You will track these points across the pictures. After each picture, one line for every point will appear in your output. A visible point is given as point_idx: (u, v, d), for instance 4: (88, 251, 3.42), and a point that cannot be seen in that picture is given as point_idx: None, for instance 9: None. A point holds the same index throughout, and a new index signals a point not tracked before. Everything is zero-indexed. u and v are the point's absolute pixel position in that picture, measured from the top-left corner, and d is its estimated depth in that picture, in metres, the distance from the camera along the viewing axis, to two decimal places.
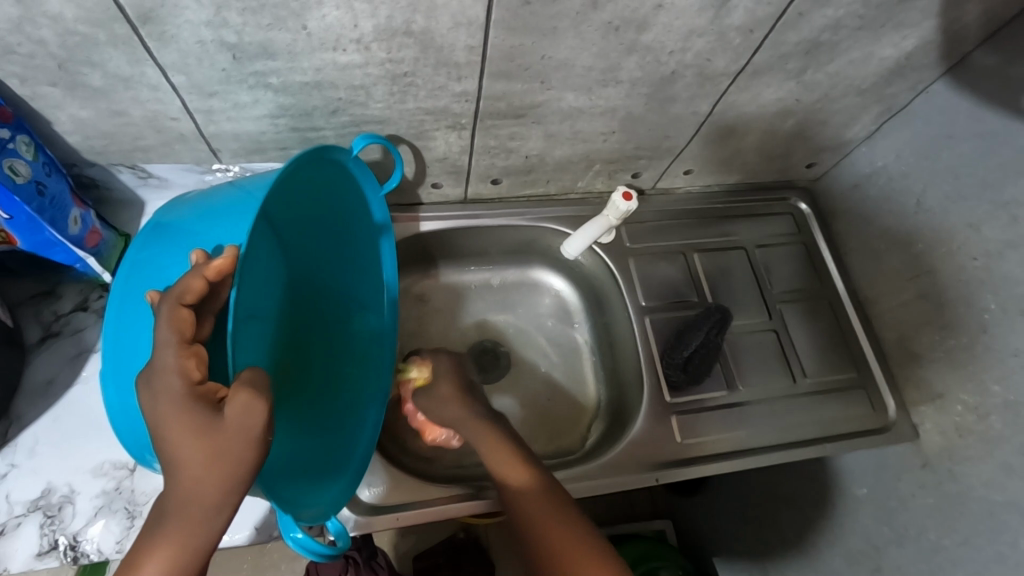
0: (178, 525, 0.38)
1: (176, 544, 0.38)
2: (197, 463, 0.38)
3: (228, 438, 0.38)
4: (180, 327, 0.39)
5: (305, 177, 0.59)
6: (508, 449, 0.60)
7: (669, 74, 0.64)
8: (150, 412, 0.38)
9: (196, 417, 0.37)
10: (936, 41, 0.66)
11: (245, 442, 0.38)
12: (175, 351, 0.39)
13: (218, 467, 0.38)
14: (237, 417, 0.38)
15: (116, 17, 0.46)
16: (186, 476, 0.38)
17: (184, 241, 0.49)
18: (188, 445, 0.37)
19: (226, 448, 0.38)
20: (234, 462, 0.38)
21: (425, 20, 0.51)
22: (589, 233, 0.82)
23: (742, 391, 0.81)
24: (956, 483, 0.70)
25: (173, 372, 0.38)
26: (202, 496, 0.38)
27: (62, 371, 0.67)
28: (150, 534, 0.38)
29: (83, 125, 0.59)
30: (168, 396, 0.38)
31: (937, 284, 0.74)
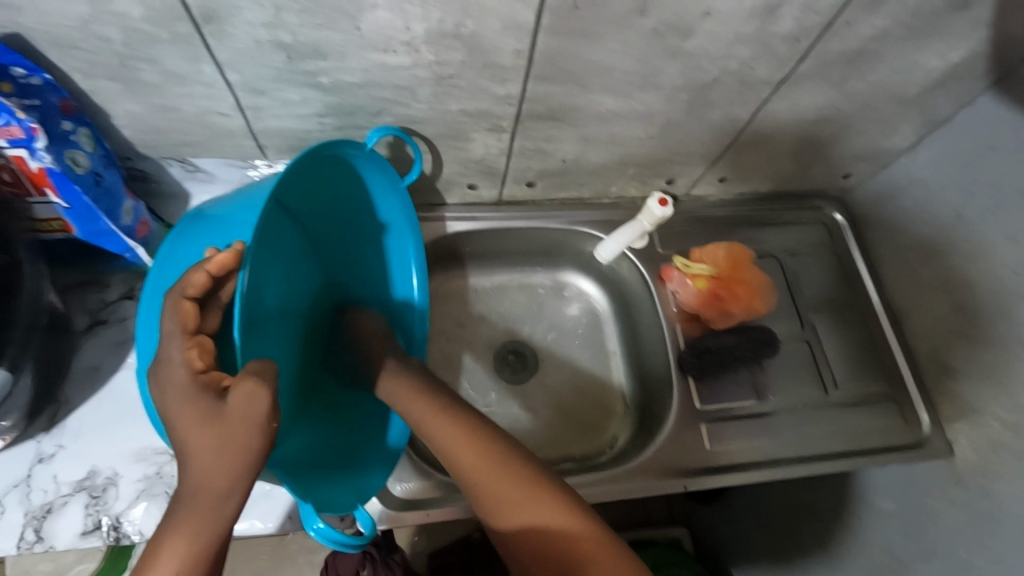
0: (186, 516, 0.38)
1: (187, 536, 0.38)
2: (205, 449, 0.38)
3: (233, 425, 0.39)
4: (182, 319, 0.41)
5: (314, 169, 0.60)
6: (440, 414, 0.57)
7: (710, 81, 0.64)
8: (159, 402, 0.41)
9: (201, 406, 0.39)
10: (982, 53, 0.66)
11: (250, 429, 0.39)
12: (180, 342, 0.41)
13: (227, 452, 0.39)
14: (239, 405, 0.39)
15: (178, 16, 0.48)
16: (199, 463, 0.39)
17: (206, 242, 0.50)
18: (195, 433, 0.39)
19: (231, 435, 0.39)
20: (241, 449, 0.39)
21: (475, 24, 0.52)
22: (624, 237, 0.82)
23: (771, 401, 0.80)
24: (989, 500, 0.70)
25: (178, 363, 0.40)
26: (212, 483, 0.39)
27: (107, 358, 0.69)
28: (161, 529, 0.38)
29: (137, 118, 0.61)
30: (174, 387, 0.40)
31: (974, 298, 0.73)
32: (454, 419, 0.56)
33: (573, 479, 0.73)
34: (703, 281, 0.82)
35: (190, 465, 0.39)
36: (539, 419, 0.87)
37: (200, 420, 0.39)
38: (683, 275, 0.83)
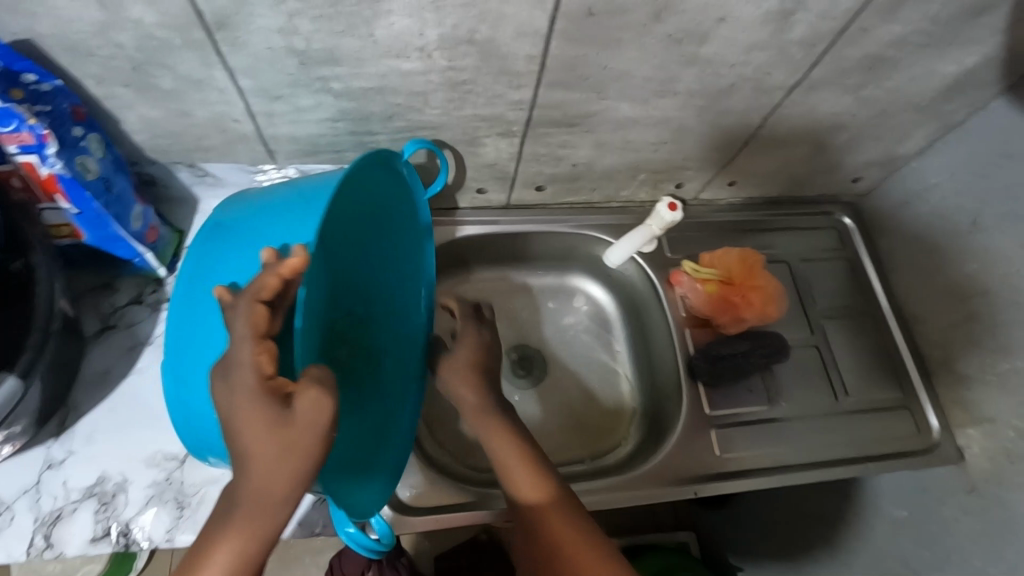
0: (245, 518, 0.39)
1: (245, 535, 0.39)
2: (267, 455, 0.38)
3: (296, 430, 0.38)
4: (256, 322, 0.39)
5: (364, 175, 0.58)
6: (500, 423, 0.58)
7: (725, 87, 0.64)
8: (223, 404, 0.39)
9: (269, 413, 0.38)
10: (1000, 59, 0.65)
11: (314, 437, 0.39)
12: (251, 346, 0.39)
13: (288, 460, 0.38)
14: (307, 411, 0.38)
15: (193, 23, 0.48)
16: (259, 470, 0.38)
17: (246, 239, 0.50)
18: (262, 438, 0.38)
19: (295, 441, 0.38)
20: (301, 456, 0.38)
21: (490, 30, 0.52)
22: (632, 241, 0.81)
23: (782, 407, 0.80)
24: (1004, 510, 0.69)
25: (248, 366, 0.38)
26: (272, 490, 0.39)
27: (117, 363, 0.68)
28: (219, 525, 0.39)
29: (149, 124, 0.60)
30: (243, 390, 0.38)
31: (990, 306, 0.73)
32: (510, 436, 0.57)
33: (582, 485, 0.72)
34: (712, 286, 0.82)
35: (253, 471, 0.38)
36: (548, 424, 0.86)
37: (269, 427, 0.38)
38: (693, 280, 0.82)
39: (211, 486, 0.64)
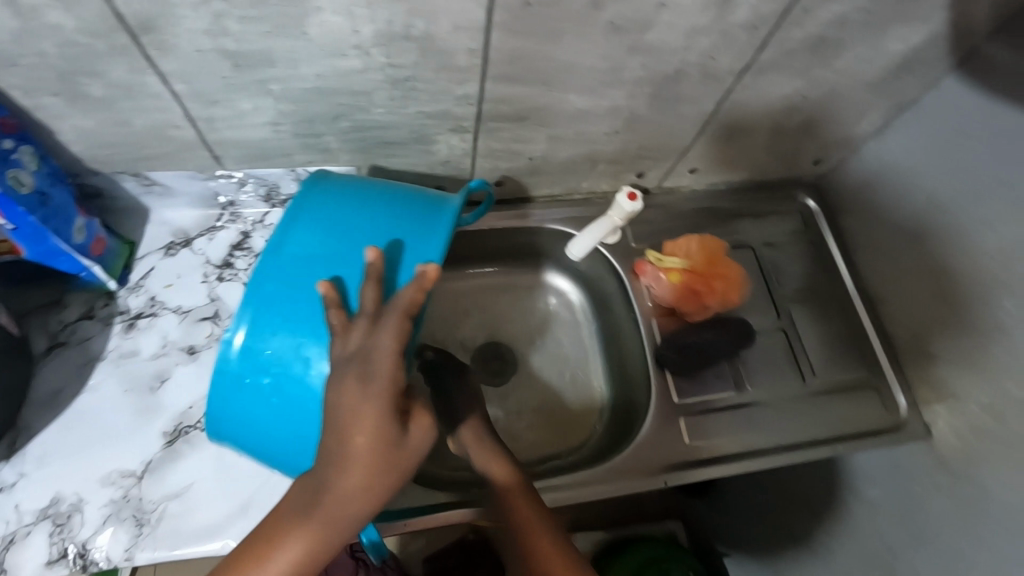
0: (321, 521, 0.44)
1: (316, 535, 0.44)
2: (368, 467, 0.44)
3: (406, 450, 0.45)
4: (402, 339, 0.45)
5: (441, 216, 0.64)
6: (502, 462, 0.66)
7: (673, 73, 0.63)
8: (347, 406, 0.44)
9: (393, 429, 0.44)
10: (944, 35, 0.65)
11: (416, 456, 0.46)
12: (394, 360, 0.45)
13: (384, 474, 0.44)
14: (417, 435, 0.46)
15: (115, 27, 0.46)
16: (357, 480, 0.44)
17: (354, 237, 0.54)
18: (376, 452, 0.44)
19: (400, 458, 0.45)
20: (398, 471, 0.45)
21: (426, 24, 0.51)
22: (595, 232, 0.81)
23: (751, 392, 0.80)
24: (971, 484, 0.70)
25: (387, 380, 0.44)
26: (356, 499, 0.44)
27: (70, 380, 0.67)
28: (294, 523, 0.44)
29: (85, 135, 0.59)
30: (377, 399, 0.44)
31: (949, 283, 0.73)
32: (511, 473, 0.64)
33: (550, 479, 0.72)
34: (676, 274, 0.81)
35: (351, 479, 0.44)
36: (522, 421, 0.86)
37: (386, 445, 0.44)
38: (657, 271, 0.82)
39: (171, 501, 0.63)
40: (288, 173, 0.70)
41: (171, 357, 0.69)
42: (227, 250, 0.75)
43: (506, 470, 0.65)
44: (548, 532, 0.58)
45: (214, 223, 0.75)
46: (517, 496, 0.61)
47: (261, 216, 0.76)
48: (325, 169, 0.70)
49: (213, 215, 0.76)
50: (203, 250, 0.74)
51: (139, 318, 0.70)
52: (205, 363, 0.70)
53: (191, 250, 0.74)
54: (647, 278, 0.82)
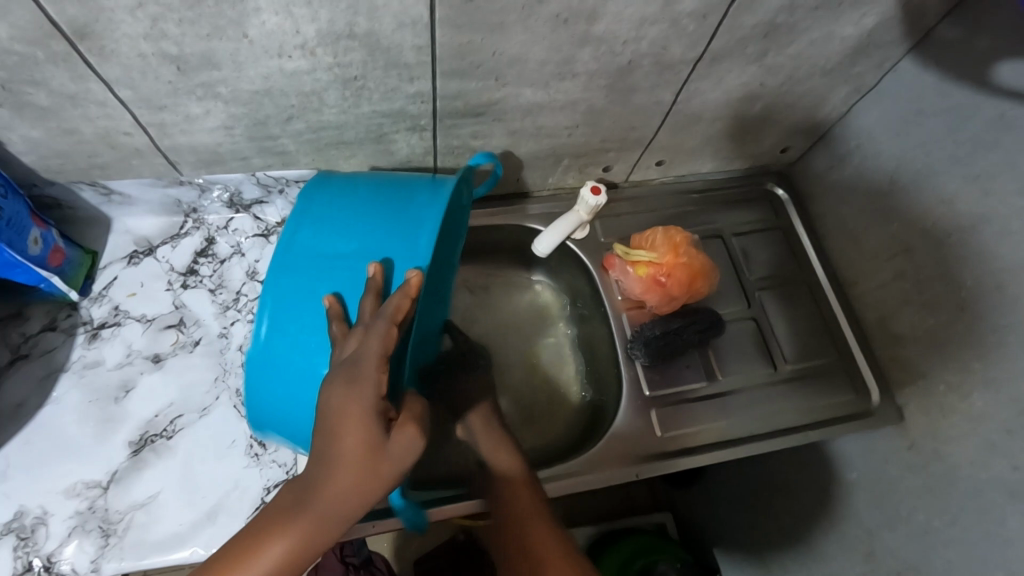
0: (300, 524, 0.40)
1: (295, 539, 0.40)
2: (352, 469, 0.40)
3: (388, 460, 0.41)
4: (388, 343, 0.44)
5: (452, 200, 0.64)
6: (512, 453, 0.65)
7: (626, 65, 0.63)
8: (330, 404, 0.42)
9: (375, 433, 0.41)
10: (896, 17, 0.65)
11: (400, 467, 0.42)
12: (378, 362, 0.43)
13: (367, 479, 0.40)
14: (398, 447, 0.42)
15: (51, 35, 0.46)
16: (349, 480, 0.40)
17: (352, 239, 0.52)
18: (365, 453, 0.40)
19: (382, 469, 0.41)
20: (381, 479, 0.41)
21: (368, 22, 0.51)
22: (561, 228, 0.80)
23: (722, 381, 0.80)
24: (942, 464, 0.70)
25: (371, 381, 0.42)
26: (340, 502, 0.40)
27: (33, 394, 0.66)
28: (269, 524, 0.40)
29: (36, 144, 0.58)
30: (359, 401, 0.41)
31: (916, 264, 0.74)
32: (520, 465, 0.64)
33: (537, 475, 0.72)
34: (645, 268, 0.80)
35: (341, 482, 0.40)
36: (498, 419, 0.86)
37: (374, 447, 0.41)
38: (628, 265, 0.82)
39: (137, 511, 0.63)
40: (248, 177, 0.69)
41: (135, 367, 0.69)
42: (191, 257, 0.74)
43: (510, 466, 0.64)
44: (553, 533, 0.57)
45: (177, 231, 0.75)
46: (518, 493, 0.61)
47: (225, 222, 0.76)
48: (284, 173, 0.69)
49: (176, 222, 0.75)
50: (167, 259, 0.74)
51: (102, 328, 0.70)
52: (170, 371, 0.69)
53: (154, 258, 0.74)
54: (618, 272, 0.83)
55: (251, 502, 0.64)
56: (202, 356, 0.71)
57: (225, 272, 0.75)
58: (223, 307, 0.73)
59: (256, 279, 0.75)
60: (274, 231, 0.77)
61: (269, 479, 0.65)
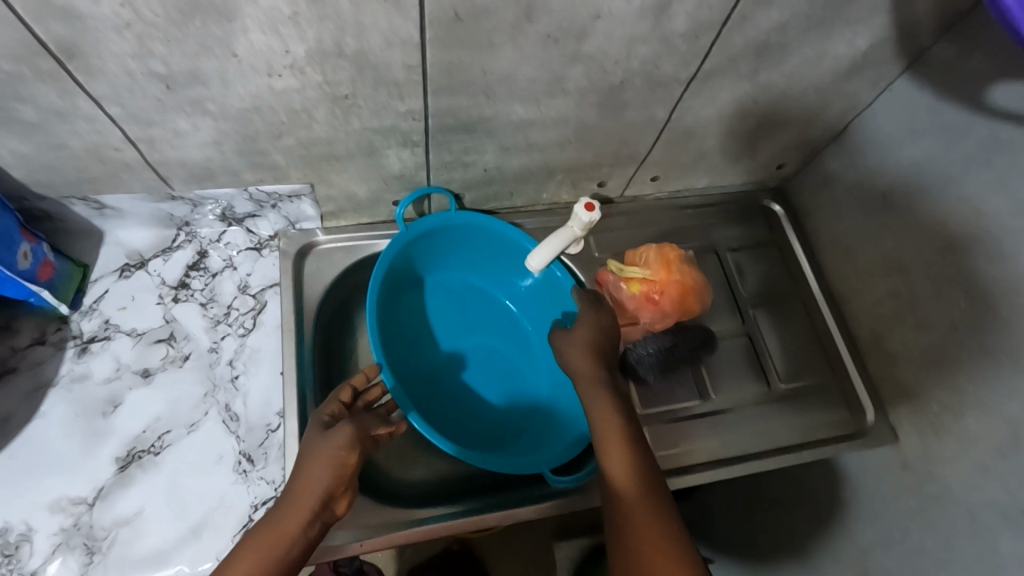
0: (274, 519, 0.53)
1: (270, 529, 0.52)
2: (305, 465, 0.56)
3: (323, 450, 0.56)
4: (341, 395, 0.63)
5: (425, 251, 0.78)
6: (629, 458, 0.59)
7: (618, 83, 0.63)
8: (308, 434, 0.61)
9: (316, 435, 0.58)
10: (890, 38, 0.65)
11: (333, 453, 0.56)
12: (332, 401, 0.63)
13: (312, 467, 0.55)
14: (333, 437, 0.57)
15: (38, 53, 0.46)
16: (309, 466, 0.55)
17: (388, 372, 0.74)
18: (316, 444, 0.57)
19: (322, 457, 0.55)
20: (320, 467, 0.55)
21: (357, 41, 0.51)
22: (554, 245, 0.75)
23: (717, 399, 0.79)
24: (935, 486, 0.70)
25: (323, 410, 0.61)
26: (300, 494, 0.54)
27: (19, 408, 0.66)
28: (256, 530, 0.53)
29: (25, 159, 0.58)
30: (316, 420, 0.60)
31: (910, 283, 0.73)
32: (637, 470, 0.58)
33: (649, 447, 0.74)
34: (638, 285, 0.79)
35: (305, 469, 0.55)
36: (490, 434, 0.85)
37: (317, 437, 0.57)
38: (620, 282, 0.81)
39: (122, 527, 0.63)
40: (240, 192, 0.69)
41: (124, 381, 0.69)
42: (183, 271, 0.74)
43: (636, 476, 0.57)
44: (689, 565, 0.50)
45: (169, 244, 0.75)
46: (642, 510, 0.54)
47: (217, 235, 0.76)
48: (276, 188, 0.69)
49: (168, 235, 0.75)
50: (159, 272, 0.74)
51: (92, 342, 0.70)
52: (159, 385, 0.69)
53: (146, 271, 0.73)
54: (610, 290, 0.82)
55: (238, 521, 0.64)
56: (192, 370, 0.70)
57: (216, 285, 0.75)
58: (214, 322, 0.73)
59: (248, 293, 0.75)
60: (267, 245, 0.77)
61: (256, 496, 0.66)
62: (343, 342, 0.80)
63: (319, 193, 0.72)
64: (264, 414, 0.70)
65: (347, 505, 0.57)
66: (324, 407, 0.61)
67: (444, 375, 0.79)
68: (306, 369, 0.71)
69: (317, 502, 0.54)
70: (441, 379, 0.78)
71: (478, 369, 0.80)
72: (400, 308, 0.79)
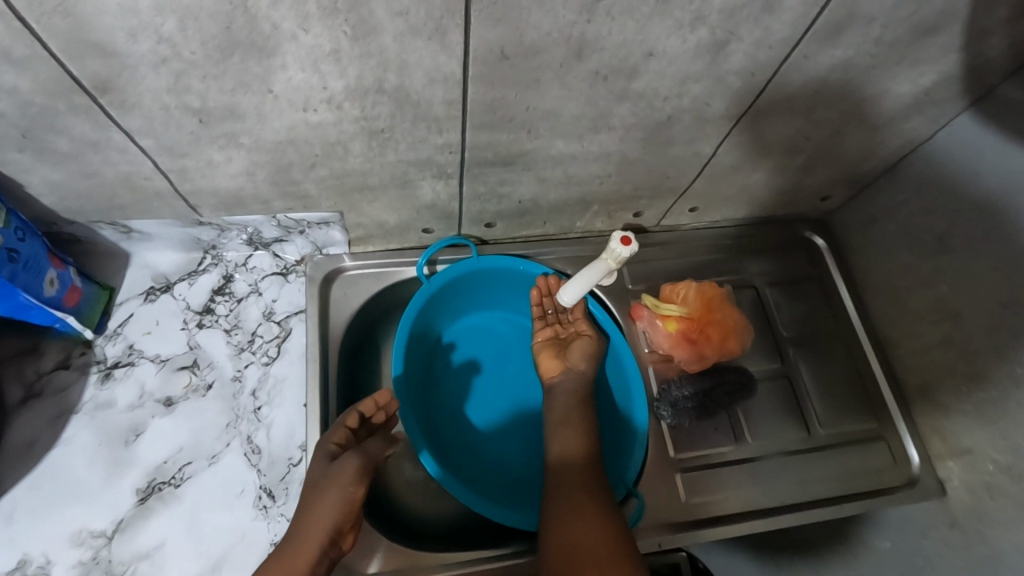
0: (290, 554, 0.54)
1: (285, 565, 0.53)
2: (314, 501, 0.56)
3: (331, 485, 0.57)
4: (347, 420, 0.62)
5: (450, 294, 0.77)
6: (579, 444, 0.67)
7: (665, 119, 0.60)
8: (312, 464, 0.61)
9: (323, 469, 0.58)
10: (956, 76, 0.62)
11: (341, 489, 0.57)
12: (336, 426, 0.62)
13: (322, 504, 0.56)
14: (343, 471, 0.57)
15: (73, 88, 0.45)
16: (319, 502, 0.56)
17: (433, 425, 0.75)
18: (326, 480, 0.57)
19: (330, 492, 0.56)
20: (330, 502, 0.56)
21: (398, 78, 0.49)
22: (587, 276, 0.71)
23: (752, 445, 0.76)
24: (989, 550, 0.67)
25: (328, 438, 0.61)
26: (313, 530, 0.55)
27: (43, 433, 0.65)
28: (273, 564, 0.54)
29: (56, 186, 0.57)
30: (322, 450, 0.60)
31: (965, 333, 0.70)
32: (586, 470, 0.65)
33: (672, 456, 0.74)
34: (673, 325, 0.77)
35: (313, 503, 0.56)
36: None
37: (324, 470, 0.58)
38: (657, 317, 0.78)
39: (141, 562, 0.61)
40: (269, 219, 0.68)
41: (146, 410, 0.67)
42: (208, 296, 0.73)
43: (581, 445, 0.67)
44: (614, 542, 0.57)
45: (195, 267, 0.73)
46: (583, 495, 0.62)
47: (243, 259, 0.75)
48: (306, 216, 0.68)
49: (194, 258, 0.74)
50: (183, 296, 0.72)
51: (115, 368, 0.69)
52: (181, 415, 0.68)
53: (171, 295, 0.72)
54: (643, 323, 0.80)
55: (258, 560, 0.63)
56: (215, 399, 0.69)
57: (241, 311, 0.73)
58: (238, 349, 0.72)
59: (272, 320, 0.73)
60: (293, 270, 0.76)
61: (277, 534, 0.64)
62: (364, 370, 0.78)
63: (348, 220, 0.70)
64: (286, 446, 0.68)
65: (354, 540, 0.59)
66: (332, 435, 0.61)
67: (462, 416, 0.77)
68: (330, 403, 0.69)
69: (326, 537, 0.55)
70: (459, 422, 0.77)
71: (504, 408, 0.78)
72: (437, 357, 0.79)
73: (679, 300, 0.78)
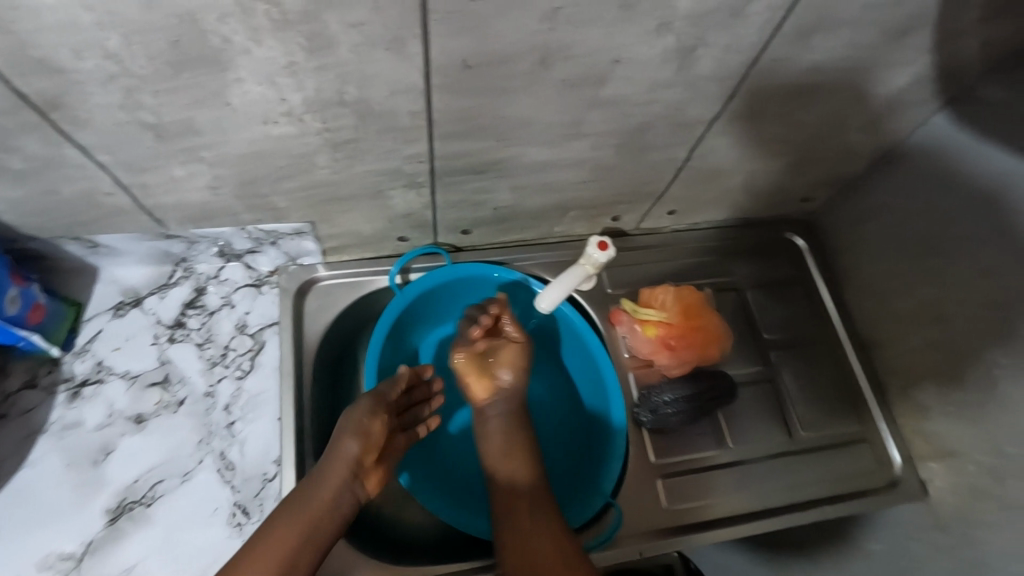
0: (310, 490, 0.58)
1: (305, 497, 0.57)
2: (334, 439, 0.61)
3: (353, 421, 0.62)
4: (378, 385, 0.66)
5: (428, 303, 0.76)
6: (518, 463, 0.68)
7: (639, 125, 0.59)
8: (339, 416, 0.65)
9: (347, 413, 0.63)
10: (933, 76, 0.61)
11: (362, 426, 0.61)
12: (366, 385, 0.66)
13: (342, 438, 0.61)
14: (361, 411, 0.62)
15: (21, 106, 0.43)
16: (339, 438, 0.61)
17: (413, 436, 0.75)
18: (346, 420, 0.62)
19: (351, 428, 0.61)
20: (350, 437, 0.61)
21: (359, 90, 0.47)
22: (565, 281, 0.70)
23: (735, 449, 0.75)
24: (973, 552, 0.67)
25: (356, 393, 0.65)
26: (333, 465, 0.59)
27: (10, 455, 0.64)
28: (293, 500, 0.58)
29: (14, 204, 0.56)
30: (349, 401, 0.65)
31: (947, 334, 0.69)
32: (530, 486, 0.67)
33: (654, 462, 0.73)
34: (653, 330, 0.77)
35: (336, 441, 0.61)
36: None
37: (344, 414, 0.63)
38: (637, 322, 0.78)
39: None
40: (238, 231, 0.66)
41: (117, 428, 0.66)
42: (179, 309, 0.72)
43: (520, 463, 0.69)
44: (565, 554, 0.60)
45: (165, 281, 0.72)
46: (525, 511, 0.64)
47: (215, 271, 0.73)
48: (277, 227, 0.66)
49: (165, 271, 0.72)
50: (154, 310, 0.71)
51: (84, 386, 0.67)
52: (152, 432, 0.67)
53: (141, 309, 0.71)
54: (623, 329, 0.79)
55: None
56: (187, 416, 0.68)
57: (213, 324, 0.72)
58: (210, 363, 0.70)
59: (246, 332, 0.72)
60: (266, 281, 0.75)
61: None
62: (342, 382, 0.77)
63: (320, 231, 0.69)
64: (261, 462, 0.67)
65: (376, 481, 0.63)
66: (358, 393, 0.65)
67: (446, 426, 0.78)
68: (304, 417, 0.67)
69: (348, 470, 0.59)
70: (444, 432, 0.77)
71: None
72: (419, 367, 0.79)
73: (659, 305, 0.78)
